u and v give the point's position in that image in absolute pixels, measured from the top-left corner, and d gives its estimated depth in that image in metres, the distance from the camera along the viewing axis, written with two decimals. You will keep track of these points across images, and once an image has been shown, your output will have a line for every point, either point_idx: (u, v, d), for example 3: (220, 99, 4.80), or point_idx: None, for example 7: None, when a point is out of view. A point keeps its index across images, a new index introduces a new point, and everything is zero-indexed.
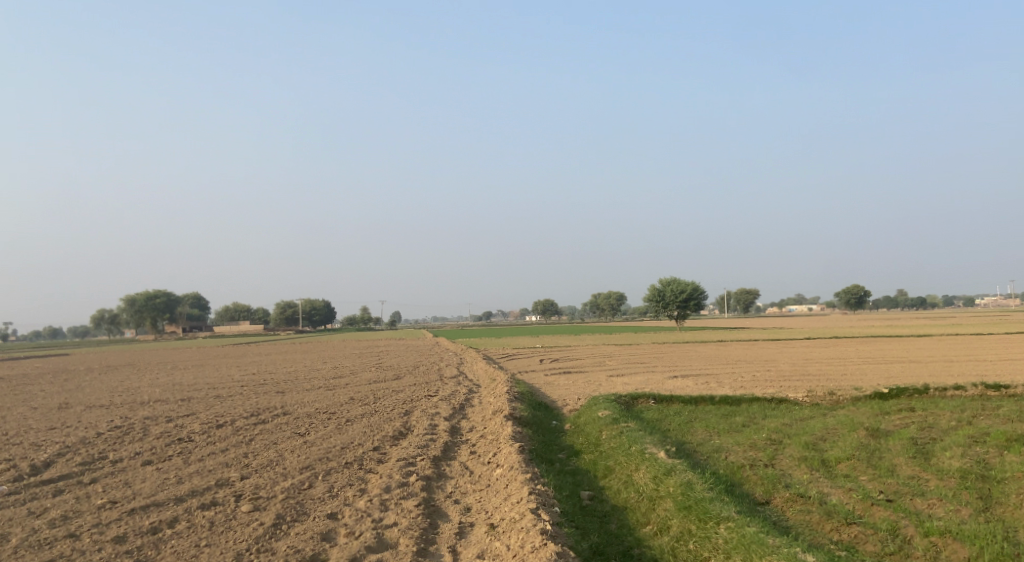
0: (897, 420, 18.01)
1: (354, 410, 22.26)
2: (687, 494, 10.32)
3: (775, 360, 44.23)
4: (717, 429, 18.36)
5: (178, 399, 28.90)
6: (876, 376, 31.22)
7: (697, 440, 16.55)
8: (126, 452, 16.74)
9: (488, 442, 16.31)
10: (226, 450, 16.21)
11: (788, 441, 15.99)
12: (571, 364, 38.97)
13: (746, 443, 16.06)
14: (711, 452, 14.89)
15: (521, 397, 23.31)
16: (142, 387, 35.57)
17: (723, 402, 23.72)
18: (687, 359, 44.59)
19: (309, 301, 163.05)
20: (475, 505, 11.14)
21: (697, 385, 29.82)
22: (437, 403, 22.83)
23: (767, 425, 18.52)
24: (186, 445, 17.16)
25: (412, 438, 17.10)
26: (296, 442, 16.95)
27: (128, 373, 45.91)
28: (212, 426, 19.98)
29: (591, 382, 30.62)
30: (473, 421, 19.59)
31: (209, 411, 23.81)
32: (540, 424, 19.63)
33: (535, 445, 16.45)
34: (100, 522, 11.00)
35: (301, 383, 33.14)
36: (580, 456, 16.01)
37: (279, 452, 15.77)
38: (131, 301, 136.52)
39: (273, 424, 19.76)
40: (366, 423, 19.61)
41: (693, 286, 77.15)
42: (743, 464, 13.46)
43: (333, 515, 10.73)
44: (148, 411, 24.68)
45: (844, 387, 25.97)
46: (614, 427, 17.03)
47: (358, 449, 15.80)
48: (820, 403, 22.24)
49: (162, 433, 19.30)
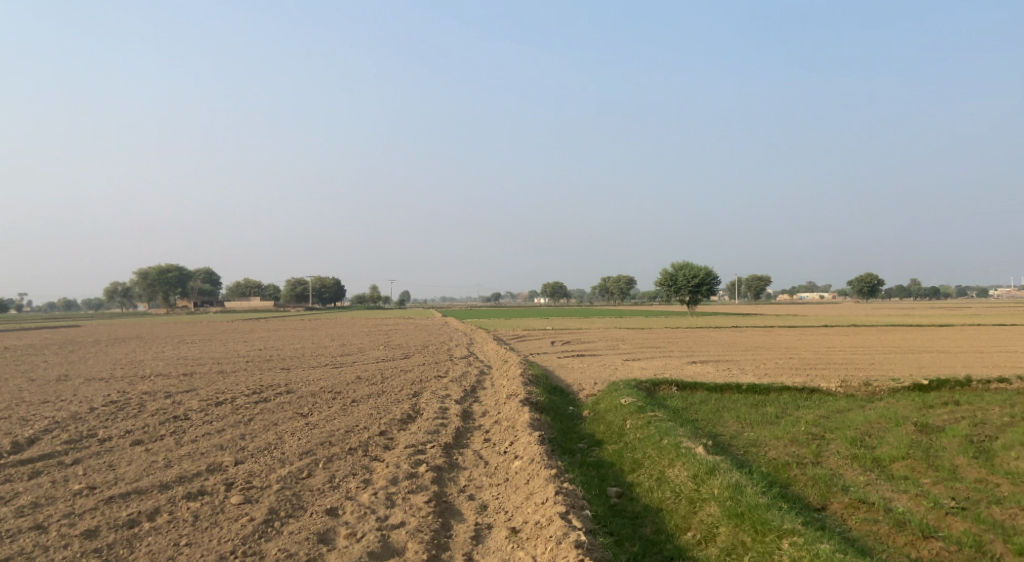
0: (944, 415, 16.74)
1: (360, 390, 21.07)
2: (736, 500, 9.13)
3: (794, 347, 42.94)
4: (749, 419, 17.15)
5: (179, 374, 27.79)
6: (904, 366, 29.86)
7: (731, 432, 15.31)
8: (116, 431, 15.60)
9: (504, 430, 15.07)
10: (222, 431, 15.01)
11: (831, 437, 14.75)
12: (585, 348, 37.67)
13: (784, 437, 14.81)
14: (749, 446, 13.65)
15: (536, 380, 22.06)
16: (143, 361, 34.47)
17: (751, 391, 22.47)
18: (704, 345, 43.30)
19: (319, 279, 161.50)
20: (493, 503, 9.94)
21: (718, 372, 28.58)
22: (448, 385, 21.60)
23: (803, 418, 17.31)
24: (180, 424, 15.97)
25: (421, 422, 15.91)
26: (297, 424, 15.74)
27: (132, 346, 44.87)
28: (210, 403, 18.83)
29: (607, 367, 29.34)
30: (486, 406, 18.36)
31: (209, 387, 22.70)
32: (557, 411, 18.41)
33: (554, 434, 15.23)
34: (73, 511, 9.85)
35: (307, 360, 32.02)
36: (602, 447, 14.81)
37: (278, 434, 14.58)
38: (143, 275, 135.46)
39: (274, 404, 18.58)
40: (372, 405, 18.43)
41: (707, 271, 75.59)
42: (786, 461, 12.22)
43: (333, 510, 9.55)
44: (146, 386, 23.61)
45: (877, 377, 24.65)
46: (640, 416, 15.78)
47: (363, 433, 14.59)
48: (854, 394, 20.97)
49: (157, 410, 18.16)
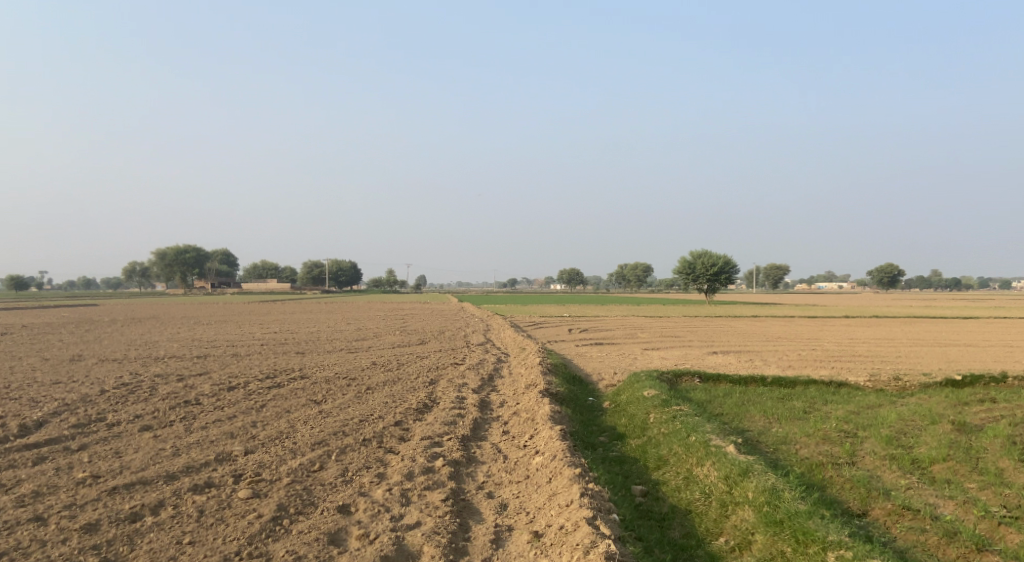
0: (982, 414, 16.21)
1: (375, 377, 20.60)
2: (774, 506, 8.72)
3: (816, 338, 42.23)
4: (777, 414, 16.64)
5: (193, 356, 27.48)
6: (933, 361, 29.20)
7: (758, 428, 14.80)
8: (126, 415, 15.21)
9: (522, 422, 14.56)
10: (233, 418, 14.57)
11: (865, 435, 14.23)
12: (603, 336, 37.13)
13: (814, 434, 14.30)
14: (779, 444, 13.14)
15: (555, 369, 21.52)
16: (158, 342, 34.22)
17: (777, 384, 21.91)
18: (724, 334, 42.65)
19: (336, 261, 161.37)
20: (513, 502, 9.47)
21: (741, 364, 28.00)
22: (464, 373, 21.10)
23: (834, 413, 16.80)
24: (191, 410, 15.55)
25: (437, 412, 15.41)
26: (311, 411, 15.30)
27: (148, 327, 44.74)
28: (223, 388, 18.42)
29: (626, 356, 28.78)
30: (504, 396, 17.85)
31: (222, 371, 22.32)
32: (576, 402, 17.87)
33: (576, 428, 14.68)
34: (73, 502, 9.41)
35: (322, 344, 31.66)
36: (625, 441, 14.28)
37: (290, 422, 14.13)
38: (162, 255, 135.53)
39: (287, 390, 18.13)
40: (388, 392, 17.95)
41: (726, 260, 74.62)
42: (821, 461, 11.70)
43: (345, 507, 9.11)
44: (159, 369, 23.28)
45: (906, 372, 24.05)
46: (664, 410, 15.22)
47: (377, 423, 14.10)
48: (884, 390, 20.44)
49: (168, 394, 17.75)
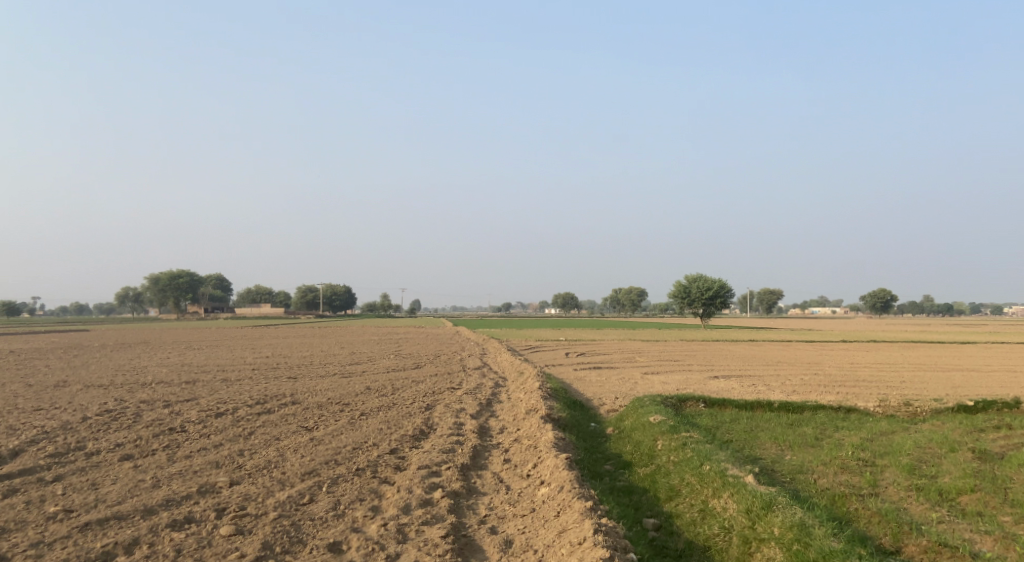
0: (1002, 442, 15.72)
1: (369, 402, 19.85)
2: (805, 544, 8.25)
3: (817, 362, 41.67)
4: (789, 441, 16.07)
5: (182, 381, 26.72)
6: (939, 386, 28.68)
7: (771, 457, 14.19)
8: (106, 444, 14.42)
9: (523, 449, 13.85)
10: (219, 446, 13.82)
11: (884, 465, 13.63)
12: (601, 360, 36.47)
13: (830, 462, 13.70)
14: (796, 473, 12.53)
15: (554, 394, 20.81)
16: (146, 367, 33.38)
17: (784, 410, 21.32)
18: (724, 358, 42.01)
19: (330, 286, 160.56)
20: (519, 540, 8.86)
21: (744, 388, 27.38)
22: (461, 398, 20.38)
23: (848, 441, 16.26)
24: (176, 438, 14.80)
25: (434, 439, 14.70)
26: (301, 439, 14.56)
27: (137, 352, 43.95)
28: (210, 415, 17.65)
29: (626, 381, 28.10)
30: (503, 422, 17.13)
31: (210, 396, 21.53)
32: (579, 428, 17.16)
33: (580, 456, 14.00)
34: (41, 540, 8.67)
35: (314, 368, 30.84)
36: (632, 470, 13.62)
37: (280, 451, 13.40)
38: (155, 280, 135.77)
39: (277, 416, 17.40)
40: (382, 418, 17.21)
41: (721, 284, 74.15)
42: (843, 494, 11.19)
43: (336, 547, 8.45)
44: (145, 395, 22.45)
45: (916, 399, 23.52)
46: (672, 436, 14.57)
47: (372, 451, 13.38)
48: (896, 417, 19.93)
49: (152, 421, 17.00)
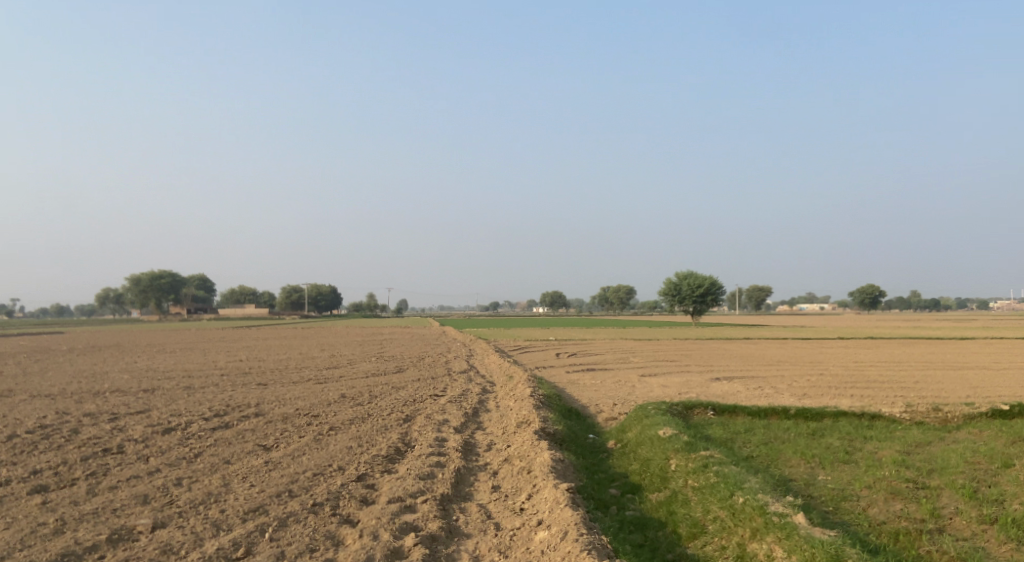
0: None
1: (340, 413, 17.66)
2: None
3: (820, 361, 39.78)
4: (819, 457, 14.10)
5: (141, 390, 24.42)
6: (958, 387, 26.91)
7: (804, 479, 12.20)
8: (24, 470, 12.19)
9: (516, 473, 11.75)
10: (155, 473, 11.63)
11: (938, 488, 11.68)
12: (594, 360, 34.41)
13: (876, 485, 11.74)
14: (840, 503, 10.57)
15: (547, 401, 18.68)
16: (109, 373, 30.98)
17: (802, 417, 19.41)
18: (722, 358, 40.01)
19: (316, 285, 158.43)
20: None
21: (752, 391, 25.45)
22: (445, 407, 18.21)
23: (885, 456, 14.35)
24: (107, 462, 12.60)
25: (412, 461, 12.55)
26: (255, 463, 12.37)
27: (105, 356, 41.51)
28: (156, 432, 15.40)
29: (622, 384, 26.02)
30: (491, 436, 15.00)
31: (165, 408, 19.24)
32: (577, 443, 15.03)
33: (583, 481, 11.87)
34: None
35: (288, 374, 28.53)
36: (642, 496, 11.56)
37: (225, 479, 11.21)
38: (135, 280, 132.30)
39: (232, 433, 15.17)
40: (353, 434, 15.03)
41: (712, 281, 72.19)
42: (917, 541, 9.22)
43: None
44: (94, 406, 20.12)
45: (942, 403, 21.66)
46: (689, 454, 12.49)
47: (335, 478, 11.23)
48: (926, 426, 18.07)
49: (88, 441, 14.73)
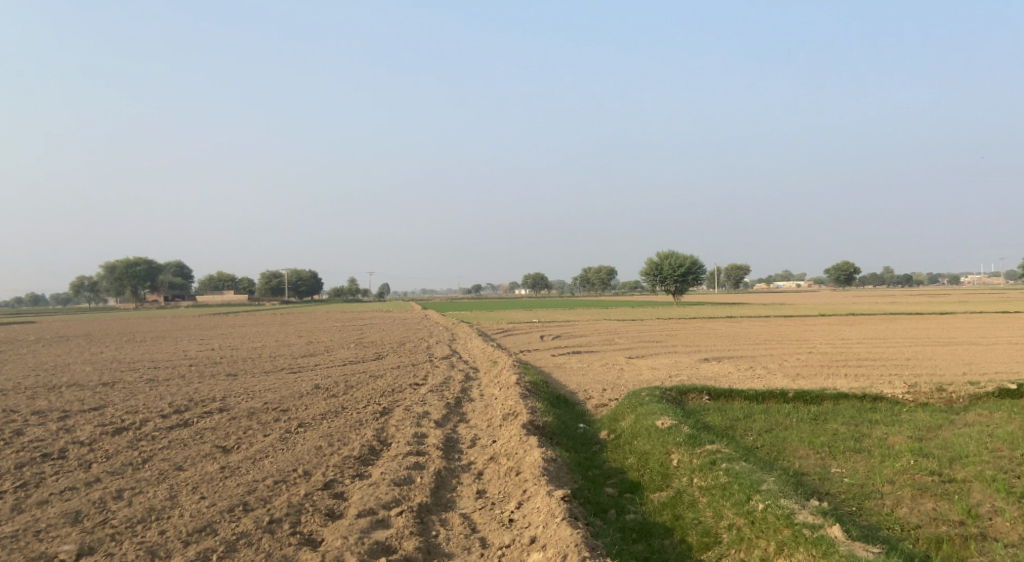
0: None
1: (311, 407, 16.32)
2: None
3: (807, 339, 38.80)
4: (828, 446, 12.97)
5: (100, 384, 22.90)
6: (955, 364, 25.93)
7: (819, 473, 11.11)
8: None
9: (502, 474, 10.56)
10: (93, 484, 10.27)
11: (965, 480, 10.58)
12: (577, 343, 33.15)
13: (900, 479, 10.66)
14: (864, 501, 9.51)
15: (534, 389, 17.46)
16: (70, 366, 29.27)
17: (802, 400, 18.31)
18: (710, 338, 38.87)
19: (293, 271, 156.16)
20: None
21: (744, 373, 24.34)
22: (424, 398, 16.96)
23: (898, 443, 13.25)
24: (42, 471, 11.20)
25: (386, 462, 11.30)
26: (211, 469, 11.02)
27: (70, 346, 39.73)
28: (104, 434, 14.00)
29: (610, 367, 24.83)
30: (474, 431, 13.77)
31: (120, 405, 17.78)
32: (568, 435, 13.83)
33: (577, 482, 10.67)
34: None
35: (259, 363, 27.05)
36: (643, 497, 10.40)
37: (172, 490, 9.86)
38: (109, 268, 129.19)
39: (190, 433, 13.81)
40: (323, 431, 13.74)
41: (693, 260, 71.05)
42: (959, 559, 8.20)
43: None
44: (41, 404, 18.60)
45: (944, 383, 20.63)
46: (692, 448, 11.32)
47: (299, 487, 9.94)
48: (933, 408, 17.02)
49: (26, 445, 13.29)
